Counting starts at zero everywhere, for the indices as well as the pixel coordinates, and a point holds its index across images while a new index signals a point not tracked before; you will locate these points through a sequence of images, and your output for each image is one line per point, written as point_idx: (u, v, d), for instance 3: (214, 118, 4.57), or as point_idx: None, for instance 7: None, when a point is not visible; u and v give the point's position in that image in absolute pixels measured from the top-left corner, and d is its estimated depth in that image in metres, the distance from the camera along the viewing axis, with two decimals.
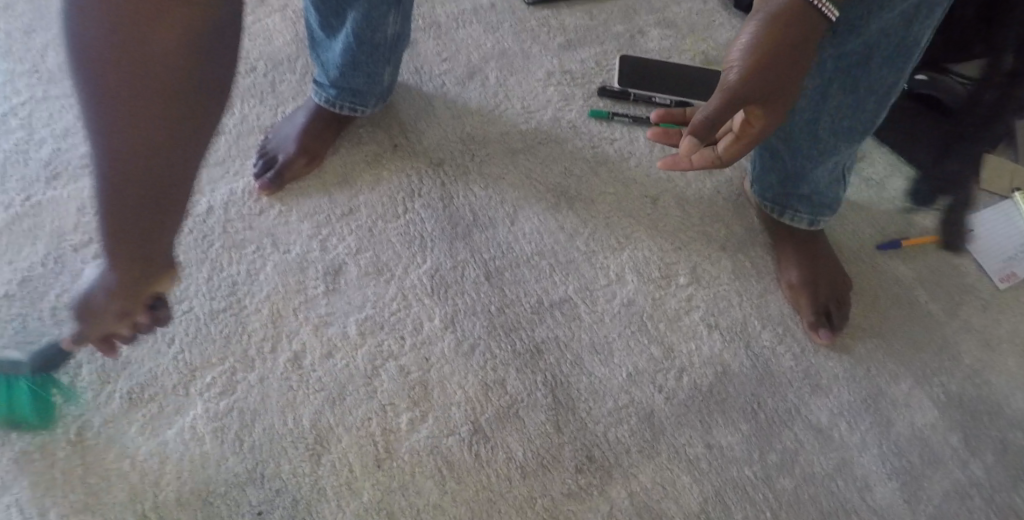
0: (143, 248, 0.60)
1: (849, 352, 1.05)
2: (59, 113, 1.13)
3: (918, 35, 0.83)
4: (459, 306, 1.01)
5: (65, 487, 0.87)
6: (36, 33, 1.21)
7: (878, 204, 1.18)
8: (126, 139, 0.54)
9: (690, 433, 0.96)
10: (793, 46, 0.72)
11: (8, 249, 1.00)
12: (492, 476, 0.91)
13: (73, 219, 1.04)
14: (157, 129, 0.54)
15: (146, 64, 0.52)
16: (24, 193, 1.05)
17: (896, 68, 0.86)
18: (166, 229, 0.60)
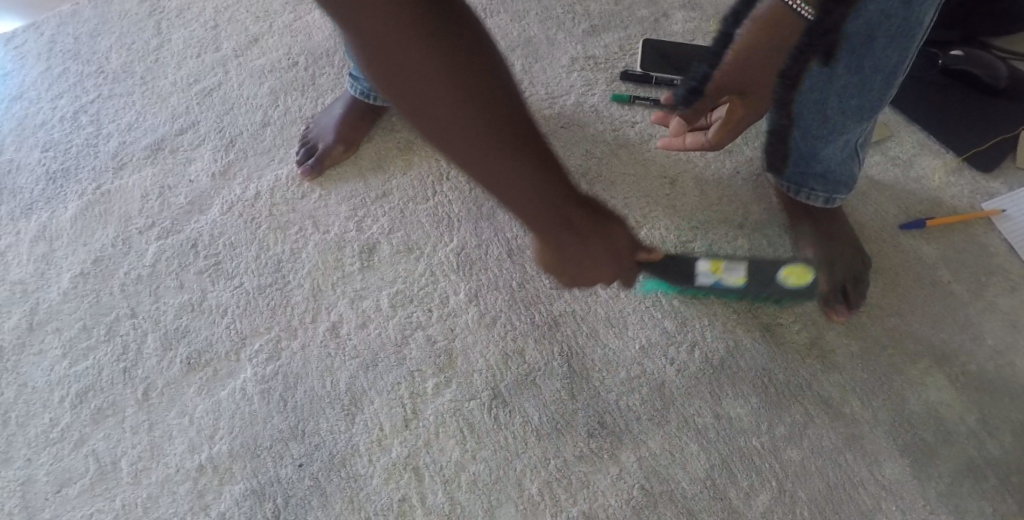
0: (571, 228, 0.69)
1: (865, 330, 1.06)
2: (124, 110, 1.24)
3: (920, 17, 0.87)
4: (482, 282, 1.08)
5: (132, 440, 1.02)
6: (100, 36, 1.32)
7: (905, 184, 1.16)
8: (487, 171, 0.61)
9: (700, 404, 1.00)
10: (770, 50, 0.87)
11: (84, 232, 1.14)
12: (509, 438, 0.98)
13: (138, 205, 1.16)
14: (491, 149, 0.59)
15: (462, 113, 0.57)
16: (96, 183, 1.18)
17: (901, 46, 0.90)
18: (572, 200, 0.67)
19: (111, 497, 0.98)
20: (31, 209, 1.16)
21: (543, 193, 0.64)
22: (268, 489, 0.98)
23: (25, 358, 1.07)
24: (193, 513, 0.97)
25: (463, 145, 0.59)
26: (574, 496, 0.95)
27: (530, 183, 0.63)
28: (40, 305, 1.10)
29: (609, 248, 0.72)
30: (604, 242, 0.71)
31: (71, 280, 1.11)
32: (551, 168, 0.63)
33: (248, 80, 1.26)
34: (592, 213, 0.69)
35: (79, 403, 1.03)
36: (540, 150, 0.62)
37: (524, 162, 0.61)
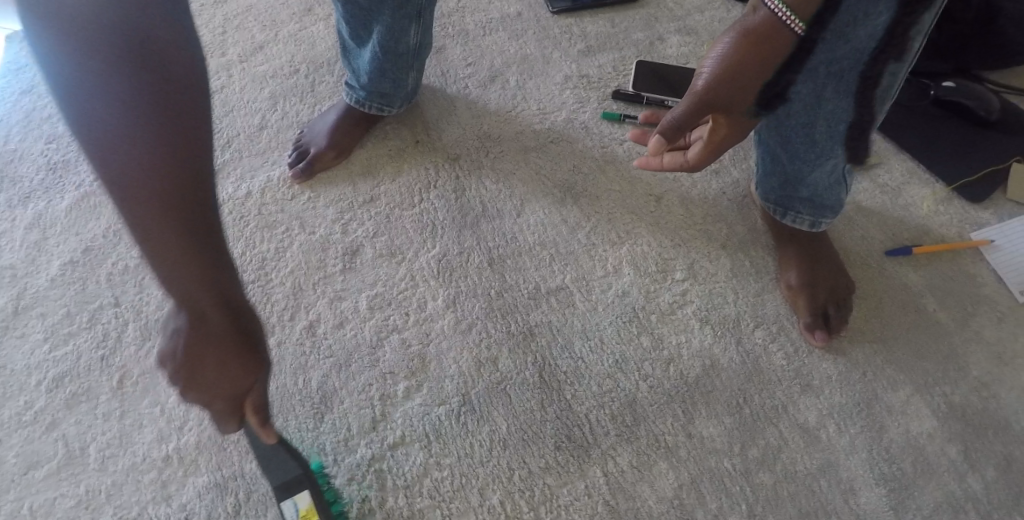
0: (209, 325, 0.62)
1: (845, 355, 1.04)
2: None
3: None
4: (460, 288, 1.08)
5: (104, 426, 1.02)
6: None
7: (892, 211, 1.17)
8: (149, 232, 0.58)
9: (671, 421, 0.98)
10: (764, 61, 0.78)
11: (77, 223, 1.17)
12: (476, 445, 0.97)
13: None
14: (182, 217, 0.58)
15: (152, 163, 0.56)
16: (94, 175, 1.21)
17: None
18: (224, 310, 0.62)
19: (75, 483, 0.98)
20: (28, 198, 1.19)
21: (184, 272, 0.59)
22: (232, 484, 0.98)
23: (8, 340, 1.08)
24: (156, 503, 0.97)
25: (139, 203, 0.57)
26: (537, 508, 0.93)
27: (169, 252, 0.58)
28: (26, 291, 1.11)
29: (245, 381, 0.65)
30: (239, 361, 0.64)
31: (61, 267, 1.13)
32: (221, 264, 0.62)
33: (249, 84, 1.29)
34: (252, 336, 0.65)
35: (55, 388, 1.04)
36: (217, 244, 0.61)
37: (187, 242, 0.59)
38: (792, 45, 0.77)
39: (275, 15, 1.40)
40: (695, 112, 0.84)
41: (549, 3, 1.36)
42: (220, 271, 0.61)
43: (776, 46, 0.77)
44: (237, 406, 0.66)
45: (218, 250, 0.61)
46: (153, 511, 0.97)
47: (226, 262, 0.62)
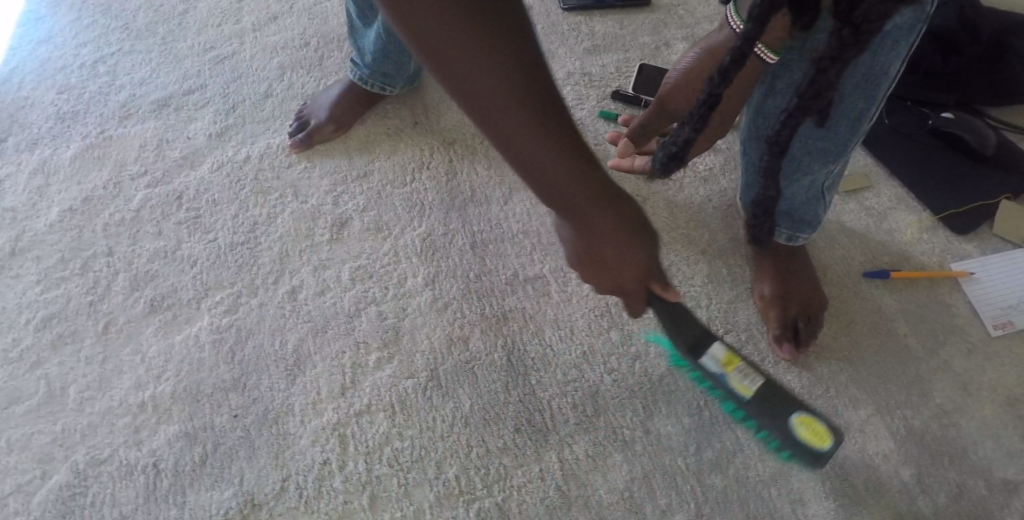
0: (599, 221, 0.69)
1: (810, 369, 1.06)
2: (140, 65, 1.33)
3: (886, 66, 0.89)
4: (441, 268, 1.11)
5: (85, 369, 1.06)
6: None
7: (875, 234, 1.19)
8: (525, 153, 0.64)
9: (631, 416, 1.00)
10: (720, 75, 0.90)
11: (79, 172, 1.20)
12: (438, 419, 1.00)
13: (135, 152, 1.22)
14: (539, 135, 0.63)
15: (501, 94, 0.60)
16: (100, 128, 1.25)
17: (866, 93, 0.92)
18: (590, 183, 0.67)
19: (52, 421, 1.02)
20: (36, 144, 1.23)
21: (565, 186, 0.67)
22: (201, 435, 1.01)
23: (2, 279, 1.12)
24: (127, 446, 1.00)
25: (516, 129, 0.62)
26: (491, 486, 0.96)
27: (559, 175, 0.66)
28: (25, 234, 1.15)
29: (641, 259, 0.74)
30: (639, 248, 0.72)
31: (60, 214, 1.17)
32: (585, 154, 0.66)
33: (260, 54, 1.33)
34: (640, 218, 0.72)
35: (42, 328, 1.08)
36: (583, 154, 0.66)
37: (553, 156, 0.64)
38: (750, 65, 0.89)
39: None
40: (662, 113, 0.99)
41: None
42: (593, 172, 0.67)
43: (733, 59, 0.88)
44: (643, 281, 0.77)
45: (580, 150, 0.66)
46: (122, 453, 1.00)
47: (591, 161, 0.67)
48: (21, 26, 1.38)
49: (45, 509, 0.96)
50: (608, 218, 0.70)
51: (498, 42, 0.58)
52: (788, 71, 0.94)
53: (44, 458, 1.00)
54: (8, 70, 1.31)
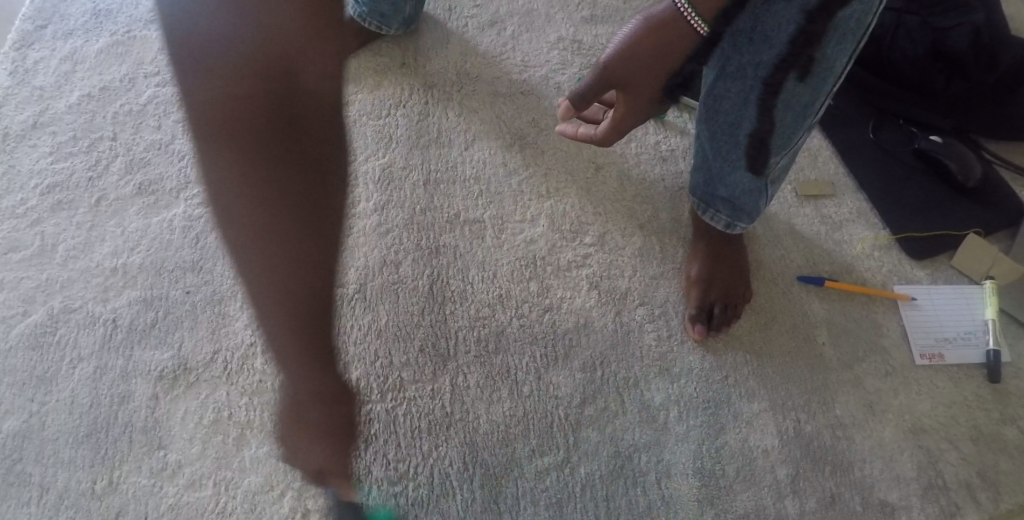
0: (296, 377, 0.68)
1: (714, 353, 1.08)
2: None
3: (832, 61, 0.91)
4: (391, 198, 1.18)
5: (75, 232, 1.18)
6: None
7: (824, 242, 1.20)
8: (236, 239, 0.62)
9: (528, 361, 1.05)
10: (659, 46, 0.90)
11: (103, 64, 1.34)
12: (355, 327, 1.08)
13: (153, 56, 1.36)
14: (300, 234, 0.62)
15: (268, 172, 0.61)
16: (128, 29, 1.39)
17: (813, 87, 0.93)
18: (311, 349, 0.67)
19: (40, 270, 1.14)
20: (70, 35, 1.38)
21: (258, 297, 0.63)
22: (156, 302, 1.12)
23: (20, 146, 1.25)
24: (95, 301, 1.12)
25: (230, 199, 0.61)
26: (385, 393, 1.03)
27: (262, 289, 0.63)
28: (48, 110, 1.29)
29: (327, 458, 0.70)
30: (323, 437, 0.69)
31: (79, 98, 1.30)
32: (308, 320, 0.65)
33: None
34: (344, 421, 0.70)
35: (47, 193, 1.21)
36: (309, 320, 0.65)
37: (250, 280, 0.63)
38: (688, 33, 0.89)
39: None
40: (599, 84, 0.96)
41: None
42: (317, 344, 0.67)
43: (678, 30, 0.89)
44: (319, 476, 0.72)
45: (307, 321, 0.65)
46: (90, 306, 1.11)
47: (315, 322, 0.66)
48: None
49: (21, 340, 1.09)
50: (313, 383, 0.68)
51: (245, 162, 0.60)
52: (738, 55, 0.94)
53: (28, 300, 1.12)
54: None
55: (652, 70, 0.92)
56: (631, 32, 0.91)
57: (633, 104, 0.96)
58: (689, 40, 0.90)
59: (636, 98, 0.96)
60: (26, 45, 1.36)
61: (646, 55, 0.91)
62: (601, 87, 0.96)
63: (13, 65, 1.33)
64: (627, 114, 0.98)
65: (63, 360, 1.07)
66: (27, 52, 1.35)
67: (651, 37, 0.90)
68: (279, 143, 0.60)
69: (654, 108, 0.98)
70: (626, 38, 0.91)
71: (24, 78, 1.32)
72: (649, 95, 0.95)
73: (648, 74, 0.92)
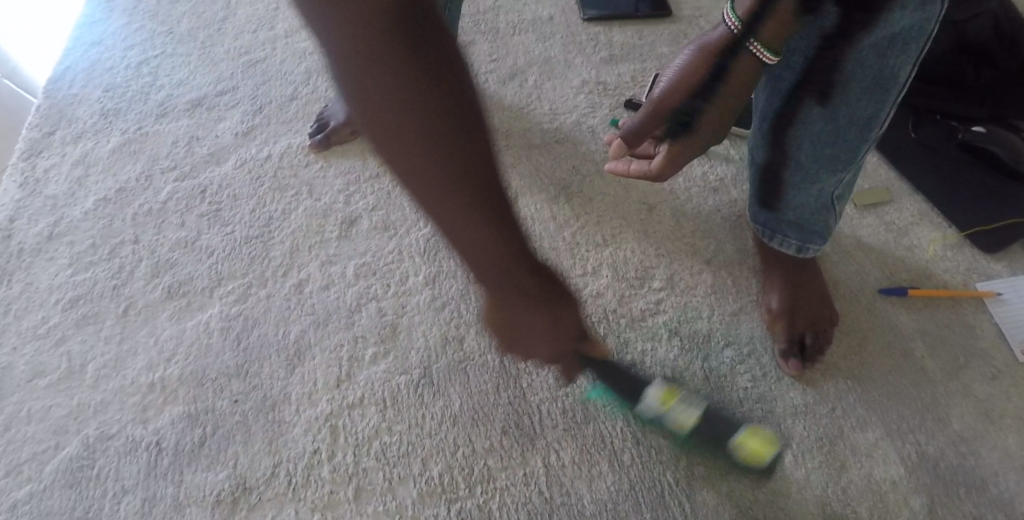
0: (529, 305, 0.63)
1: (814, 386, 1.01)
2: (174, 67, 1.39)
3: (895, 69, 0.84)
4: (443, 269, 1.11)
5: (103, 348, 1.08)
6: (178, 3, 1.52)
7: (895, 251, 1.12)
8: (403, 145, 0.52)
9: (622, 425, 0.98)
10: (707, 75, 0.84)
11: (116, 164, 1.26)
12: (427, 417, 0.99)
13: (167, 149, 1.28)
14: (481, 170, 0.54)
15: (419, 131, 0.51)
16: (138, 125, 1.31)
17: (875, 99, 0.88)
18: (532, 270, 0.62)
19: (70, 396, 1.04)
20: (79, 138, 1.30)
21: (450, 214, 0.55)
22: (202, 416, 1.01)
23: (37, 261, 1.16)
24: (134, 424, 1.01)
25: (390, 94, 0.50)
26: (473, 487, 0.94)
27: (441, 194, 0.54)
28: (62, 221, 1.20)
29: (541, 326, 0.65)
30: (542, 315, 0.64)
31: (94, 203, 1.22)
32: (512, 240, 0.58)
33: (290, 58, 1.39)
34: (554, 290, 0.64)
35: (68, 309, 1.11)
36: (516, 238, 0.58)
37: (476, 225, 0.56)
38: (748, 62, 0.79)
39: None
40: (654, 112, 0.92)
41: (582, 10, 1.38)
42: (507, 223, 0.57)
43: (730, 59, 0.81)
44: (553, 354, 0.70)
45: (508, 237, 0.58)
46: (129, 430, 1.01)
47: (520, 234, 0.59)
48: (79, 27, 1.47)
49: (56, 478, 0.97)
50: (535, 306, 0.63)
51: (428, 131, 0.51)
52: (795, 75, 0.90)
53: (59, 431, 1.01)
54: (60, 69, 1.40)
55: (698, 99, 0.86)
56: (687, 59, 0.88)
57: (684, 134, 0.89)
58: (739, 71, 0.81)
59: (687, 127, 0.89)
60: (35, 153, 1.28)
61: (695, 83, 0.86)
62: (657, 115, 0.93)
63: (22, 177, 1.25)
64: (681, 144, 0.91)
65: (106, 496, 0.96)
66: (36, 161, 1.27)
67: (699, 65, 0.85)
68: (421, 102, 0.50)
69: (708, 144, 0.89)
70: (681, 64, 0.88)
71: (35, 188, 1.24)
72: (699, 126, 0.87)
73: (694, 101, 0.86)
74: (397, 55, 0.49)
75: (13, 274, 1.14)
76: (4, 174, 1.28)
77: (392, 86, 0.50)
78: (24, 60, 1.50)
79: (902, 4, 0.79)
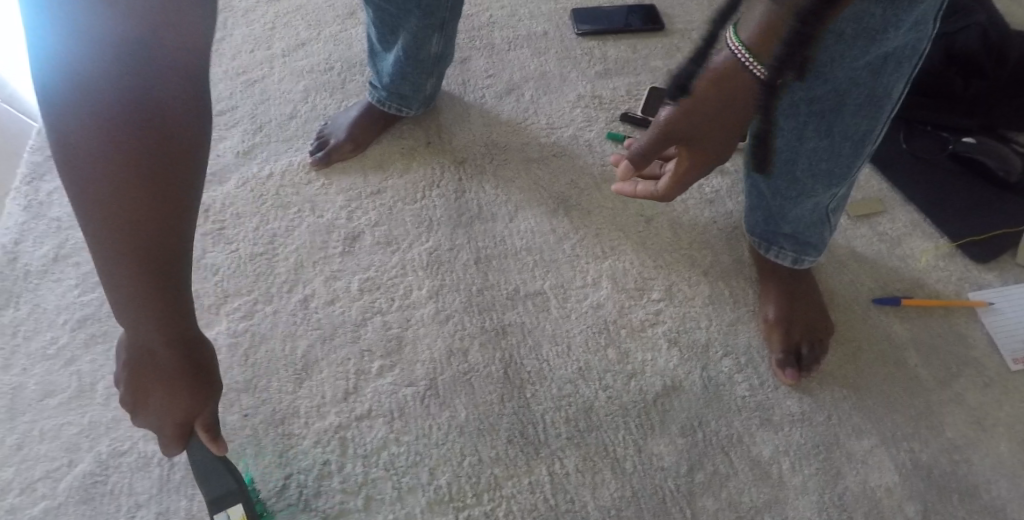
0: (178, 384, 0.65)
1: (811, 395, 1.04)
2: None
3: (889, 85, 0.86)
4: (446, 282, 1.13)
5: (113, 366, 1.09)
6: None
7: (888, 259, 1.17)
8: (116, 235, 0.55)
9: (625, 434, 1.00)
10: (724, 102, 0.83)
11: None
12: (434, 427, 1.01)
13: None
14: (166, 263, 0.58)
15: (129, 226, 0.55)
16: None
17: (870, 115, 0.89)
18: (185, 348, 0.64)
19: (81, 413, 1.05)
20: None
21: (135, 294, 0.58)
22: None
23: (43, 283, 1.17)
24: (146, 439, 1.03)
25: (114, 197, 0.53)
26: (480, 494, 0.96)
27: (129, 269, 0.57)
28: (68, 242, 1.22)
29: (189, 407, 0.66)
30: (185, 395, 0.66)
31: None
32: (180, 322, 0.62)
33: (287, 77, 1.39)
34: (203, 362, 0.67)
35: (78, 327, 1.13)
36: (178, 320, 0.62)
37: (151, 311, 0.60)
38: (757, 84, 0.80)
39: (318, 16, 1.50)
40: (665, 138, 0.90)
41: (575, 25, 1.40)
42: (179, 302, 0.62)
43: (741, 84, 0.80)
44: (179, 433, 0.68)
45: (175, 320, 0.62)
46: (141, 445, 1.03)
47: (183, 315, 0.63)
48: None
49: (71, 495, 0.99)
50: (186, 387, 0.65)
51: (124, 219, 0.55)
52: (790, 93, 0.90)
53: (71, 447, 1.02)
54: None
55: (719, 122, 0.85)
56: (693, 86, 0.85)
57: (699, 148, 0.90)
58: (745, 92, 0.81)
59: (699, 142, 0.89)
60: (38, 177, 1.29)
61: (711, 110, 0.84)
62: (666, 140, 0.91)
63: (26, 200, 1.26)
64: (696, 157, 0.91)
65: (120, 510, 0.98)
66: (40, 184, 1.29)
67: (710, 92, 0.83)
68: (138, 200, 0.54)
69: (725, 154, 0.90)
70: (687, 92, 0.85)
71: (40, 211, 1.25)
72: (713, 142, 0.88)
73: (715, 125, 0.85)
74: (127, 164, 0.53)
75: (20, 295, 1.16)
76: (7, 198, 1.28)
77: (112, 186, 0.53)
78: (21, 86, 1.50)
79: (895, 27, 0.79)
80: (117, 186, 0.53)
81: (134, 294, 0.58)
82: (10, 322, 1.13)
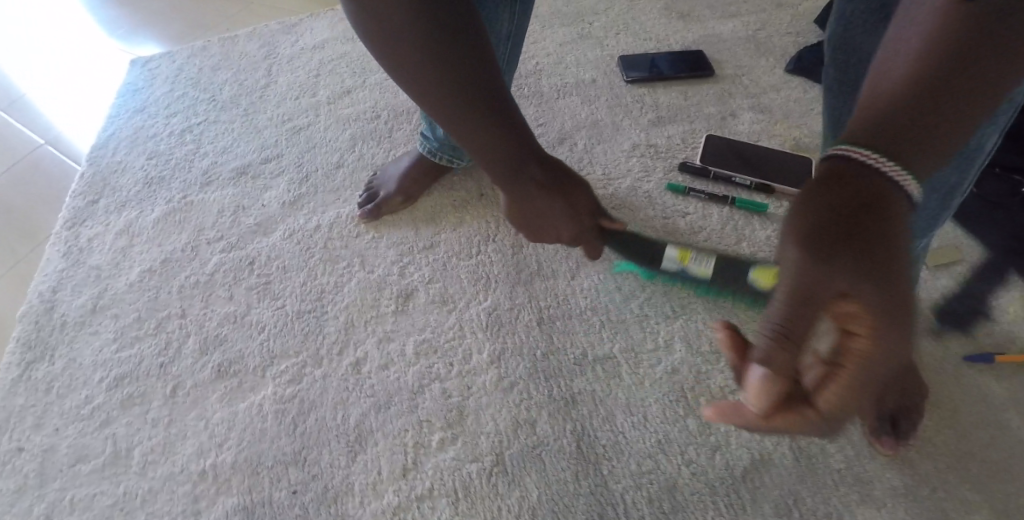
0: (560, 203, 0.83)
1: (912, 466, 0.95)
2: (220, 135, 1.37)
3: (986, 138, 0.77)
4: (507, 345, 1.06)
5: (150, 432, 1.01)
6: (220, 70, 1.50)
7: (972, 314, 1.08)
8: (445, 89, 0.71)
9: (713, 515, 0.91)
10: (867, 220, 0.55)
11: (162, 235, 1.22)
12: (504, 509, 0.92)
13: (213, 218, 1.24)
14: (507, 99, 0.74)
15: (453, 78, 0.71)
16: (183, 193, 1.28)
17: (963, 169, 0.79)
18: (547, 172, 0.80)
19: (115, 482, 0.97)
20: (124, 206, 1.27)
21: (484, 137, 0.75)
22: (259, 510, 0.94)
23: (80, 336, 1.10)
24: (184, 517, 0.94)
25: (435, 63, 0.70)
26: None
27: (477, 146, 0.76)
28: (107, 291, 1.15)
29: (575, 212, 0.84)
30: (565, 216, 0.84)
31: (139, 274, 1.17)
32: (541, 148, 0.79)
33: (334, 125, 1.37)
34: (567, 179, 0.83)
35: (115, 386, 1.05)
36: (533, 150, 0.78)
37: (515, 148, 0.76)
38: (889, 189, 0.56)
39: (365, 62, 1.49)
40: (803, 318, 0.57)
41: (625, 72, 1.35)
42: (524, 132, 0.77)
43: (874, 188, 0.56)
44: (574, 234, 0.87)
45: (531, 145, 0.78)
46: None
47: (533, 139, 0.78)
48: (120, 96, 1.47)
49: None
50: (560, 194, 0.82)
51: (450, 61, 0.70)
52: None
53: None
54: (105, 137, 1.38)
55: (875, 254, 0.54)
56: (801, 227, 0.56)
57: (852, 284, 0.54)
58: (870, 179, 0.56)
59: (840, 275, 0.55)
60: (78, 222, 1.25)
61: (852, 241, 0.54)
62: (806, 329, 0.58)
63: (66, 246, 1.21)
64: (859, 333, 0.57)
65: None
66: (81, 229, 1.24)
67: (832, 220, 0.55)
68: (443, 50, 0.69)
69: (904, 288, 0.55)
70: (795, 240, 0.56)
71: (79, 258, 1.20)
72: (887, 286, 0.54)
73: (866, 259, 0.54)
74: (422, 25, 0.68)
75: (55, 348, 1.09)
76: (48, 243, 1.24)
77: (415, 44, 0.69)
78: (66, 127, 1.46)
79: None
80: (416, 46, 0.69)
81: (498, 164, 0.78)
82: (45, 377, 1.06)
